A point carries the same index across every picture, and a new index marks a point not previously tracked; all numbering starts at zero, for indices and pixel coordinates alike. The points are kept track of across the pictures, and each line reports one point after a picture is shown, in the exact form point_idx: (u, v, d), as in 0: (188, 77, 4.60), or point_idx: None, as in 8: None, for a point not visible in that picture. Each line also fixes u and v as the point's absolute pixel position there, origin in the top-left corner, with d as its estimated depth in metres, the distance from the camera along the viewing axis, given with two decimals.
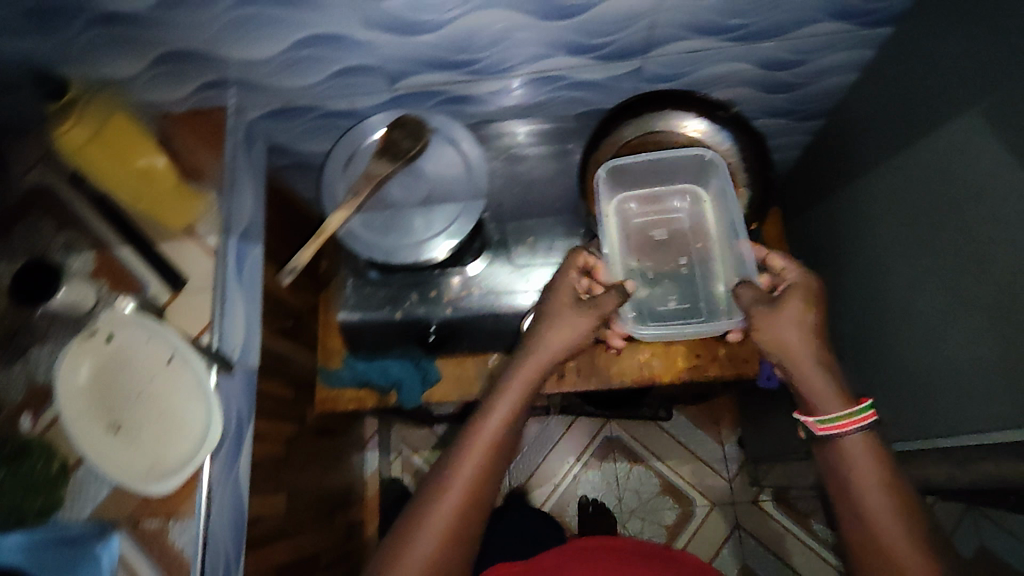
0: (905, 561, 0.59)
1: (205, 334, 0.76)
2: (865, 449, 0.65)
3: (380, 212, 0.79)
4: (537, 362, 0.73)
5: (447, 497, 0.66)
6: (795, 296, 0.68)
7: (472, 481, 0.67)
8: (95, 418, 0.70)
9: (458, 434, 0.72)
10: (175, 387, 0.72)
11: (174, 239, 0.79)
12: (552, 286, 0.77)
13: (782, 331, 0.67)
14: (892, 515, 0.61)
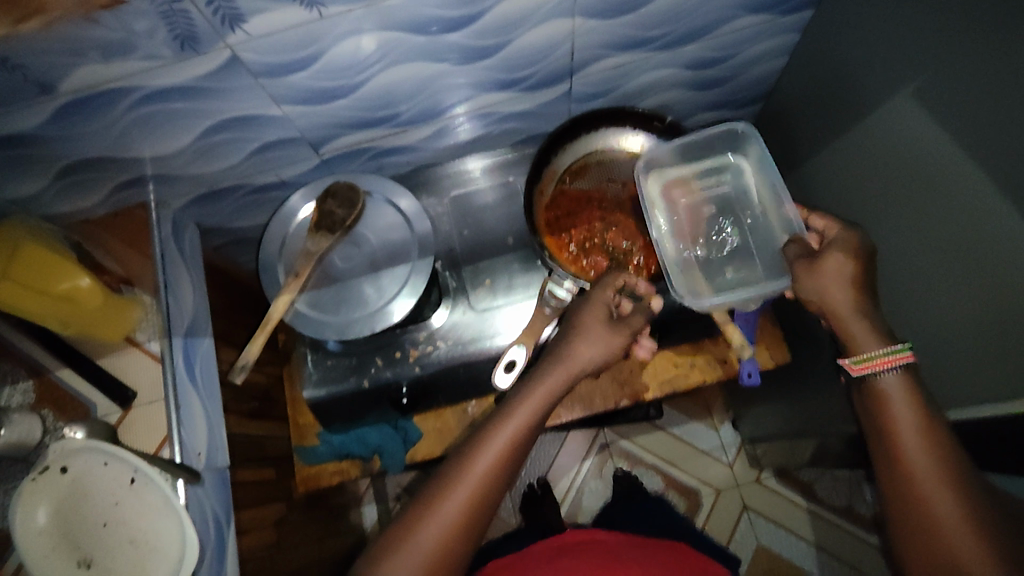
0: (936, 502, 0.55)
1: (165, 448, 0.71)
2: (907, 394, 0.59)
3: (327, 287, 0.77)
4: (562, 380, 0.70)
5: (432, 526, 0.62)
6: (842, 252, 0.64)
7: (462, 511, 0.62)
8: (61, 557, 0.63)
9: (451, 454, 0.67)
10: (142, 509, 0.66)
11: (114, 352, 0.75)
12: (584, 298, 0.76)
13: (830, 286, 0.64)
14: (927, 453, 0.57)
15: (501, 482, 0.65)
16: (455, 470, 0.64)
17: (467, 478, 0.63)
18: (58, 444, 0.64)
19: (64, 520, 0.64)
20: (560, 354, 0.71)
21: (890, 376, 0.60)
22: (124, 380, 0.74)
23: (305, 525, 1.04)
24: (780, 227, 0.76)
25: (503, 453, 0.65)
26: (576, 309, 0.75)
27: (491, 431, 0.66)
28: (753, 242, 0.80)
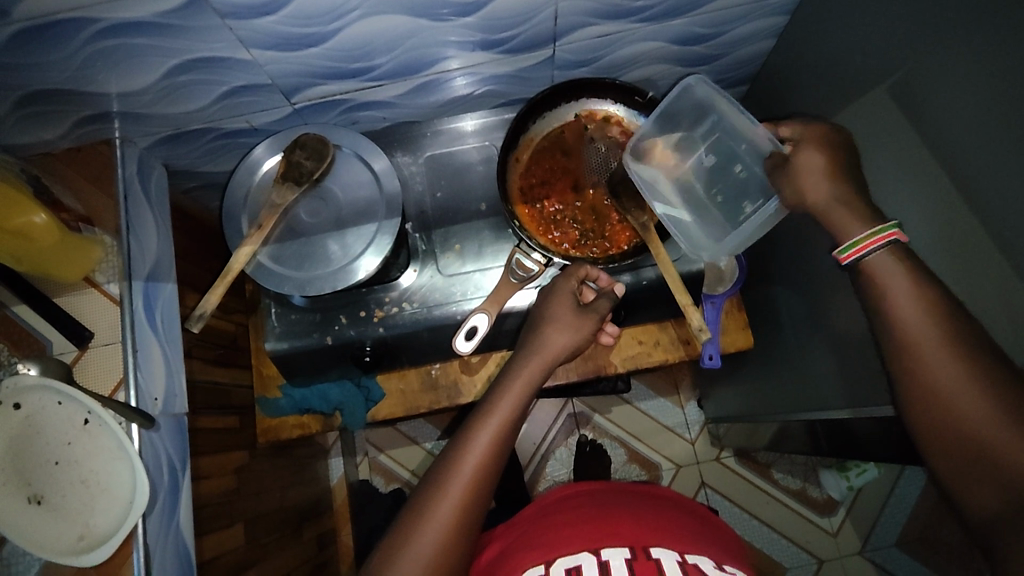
0: (941, 379, 0.51)
1: (120, 390, 0.71)
2: (904, 277, 0.54)
3: (291, 242, 0.76)
4: (542, 363, 0.70)
5: (429, 529, 0.58)
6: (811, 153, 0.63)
7: (456, 512, 0.59)
8: (11, 491, 0.64)
9: (437, 457, 0.64)
10: (94, 449, 0.67)
11: (72, 291, 0.75)
12: (549, 291, 0.77)
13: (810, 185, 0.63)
14: (934, 335, 0.52)
15: (493, 481, 0.62)
16: (446, 465, 0.62)
17: (455, 474, 0.61)
18: (9, 380, 0.64)
19: (15, 454, 0.65)
20: (533, 345, 0.71)
21: (881, 258, 0.56)
22: (82, 318, 0.74)
23: (270, 473, 1.05)
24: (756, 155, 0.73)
25: (494, 446, 0.63)
26: (546, 304, 0.75)
27: (473, 429, 0.64)
28: (754, 170, 0.76)
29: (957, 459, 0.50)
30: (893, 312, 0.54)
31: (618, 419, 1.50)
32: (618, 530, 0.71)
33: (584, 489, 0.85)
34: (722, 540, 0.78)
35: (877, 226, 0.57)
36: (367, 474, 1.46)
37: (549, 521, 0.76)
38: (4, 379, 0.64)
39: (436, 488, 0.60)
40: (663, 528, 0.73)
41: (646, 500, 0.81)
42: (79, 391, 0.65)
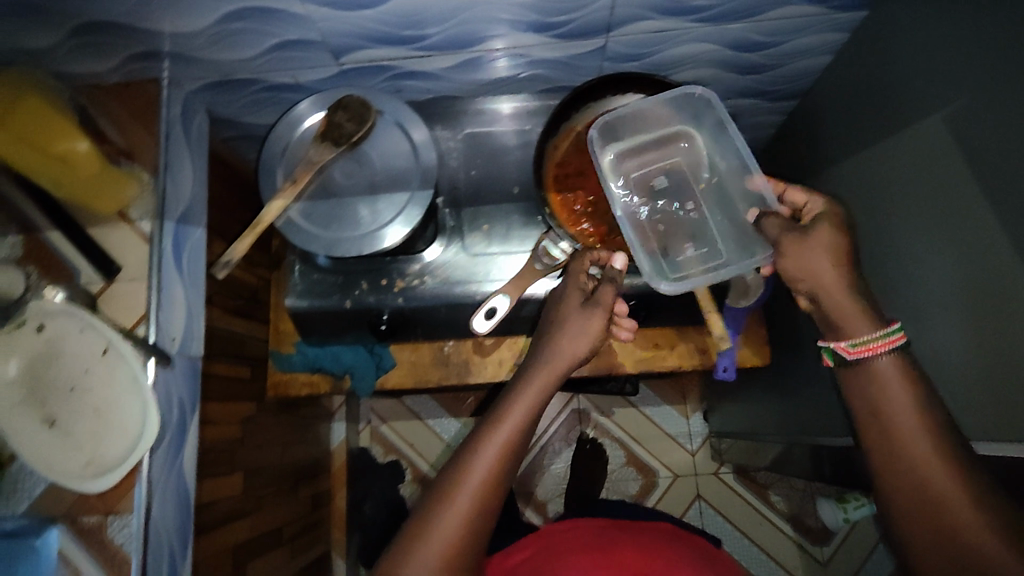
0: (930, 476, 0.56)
1: (139, 325, 0.73)
2: (905, 379, 0.59)
3: (322, 201, 0.76)
4: (551, 373, 0.69)
5: (434, 541, 0.60)
6: (828, 225, 0.62)
7: (460, 524, 0.60)
8: (28, 412, 0.68)
9: (444, 466, 0.65)
10: (109, 380, 0.69)
11: (105, 223, 0.76)
12: (562, 290, 0.75)
13: (819, 259, 0.62)
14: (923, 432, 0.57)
15: (499, 492, 0.63)
16: (453, 476, 0.63)
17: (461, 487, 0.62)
18: (36, 304, 0.69)
19: (36, 378, 0.69)
20: (543, 355, 0.70)
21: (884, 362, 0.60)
22: (112, 252, 0.75)
23: (273, 427, 1.06)
24: (745, 197, 0.75)
25: (500, 459, 0.63)
26: (557, 305, 0.74)
27: (480, 441, 0.64)
28: (709, 215, 0.81)
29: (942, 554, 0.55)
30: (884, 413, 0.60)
31: (621, 421, 1.49)
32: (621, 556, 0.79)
33: (577, 523, 0.91)
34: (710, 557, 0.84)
35: (887, 326, 0.60)
36: (367, 442, 1.46)
37: (552, 554, 0.82)
38: (31, 302, 0.69)
39: (441, 500, 0.61)
40: (658, 552, 0.80)
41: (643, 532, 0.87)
42: (101, 323, 0.69)
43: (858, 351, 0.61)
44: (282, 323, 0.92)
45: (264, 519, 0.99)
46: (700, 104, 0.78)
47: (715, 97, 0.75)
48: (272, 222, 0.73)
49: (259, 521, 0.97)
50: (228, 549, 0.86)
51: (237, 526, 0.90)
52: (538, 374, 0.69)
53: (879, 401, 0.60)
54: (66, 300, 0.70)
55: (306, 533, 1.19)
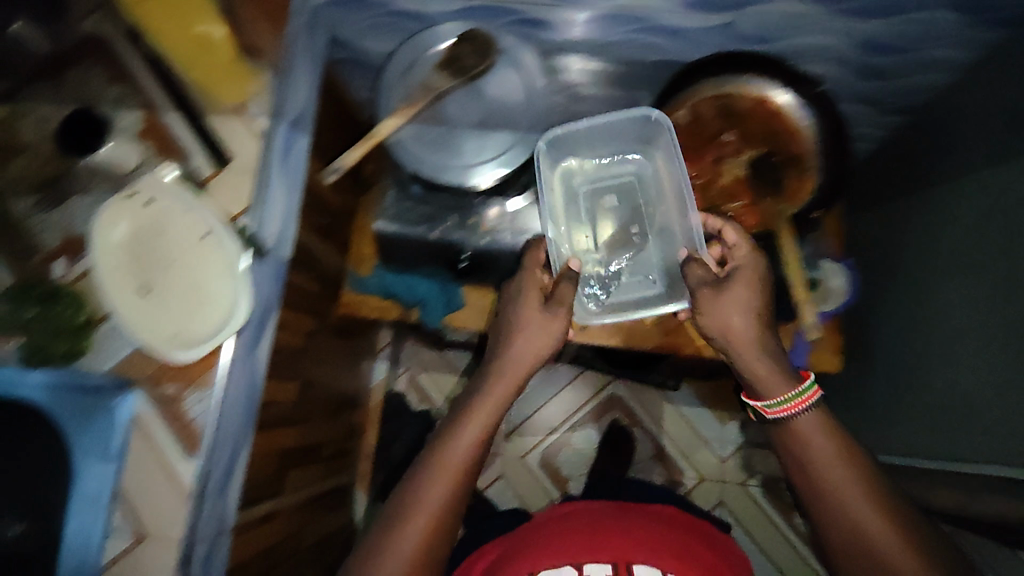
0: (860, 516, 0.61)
1: (243, 216, 0.75)
2: (830, 434, 0.66)
3: (432, 127, 0.77)
4: (515, 374, 0.73)
5: (413, 530, 0.66)
6: (740, 279, 0.71)
7: (433, 512, 0.67)
8: (128, 276, 0.71)
9: (420, 458, 0.71)
10: (206, 261, 0.72)
11: (223, 115, 0.78)
12: (516, 289, 0.78)
13: (731, 313, 0.70)
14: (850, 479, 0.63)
15: (469, 479, 0.69)
16: (425, 469, 0.69)
17: (435, 480, 0.68)
18: (150, 177, 0.73)
19: (141, 250, 0.72)
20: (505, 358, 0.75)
21: (805, 416, 0.67)
22: (225, 143, 0.77)
23: (329, 348, 1.08)
24: (683, 232, 0.81)
25: (468, 451, 0.69)
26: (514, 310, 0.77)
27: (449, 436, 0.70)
28: (651, 243, 0.87)
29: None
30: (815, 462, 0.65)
31: (654, 413, 1.47)
32: (609, 543, 0.80)
33: (583, 506, 0.91)
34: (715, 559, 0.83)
35: (800, 385, 0.67)
36: (404, 389, 1.46)
37: (546, 533, 0.85)
38: (144, 175, 0.73)
39: (416, 491, 0.68)
40: (651, 541, 0.81)
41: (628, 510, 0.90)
42: (205, 205, 0.73)
43: (776, 411, 0.68)
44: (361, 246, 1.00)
45: (307, 433, 1.02)
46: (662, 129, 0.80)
47: (667, 120, 0.79)
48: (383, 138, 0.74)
49: (302, 434, 1.00)
50: (274, 454, 0.88)
51: (286, 432, 0.93)
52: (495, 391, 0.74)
53: (810, 457, 0.66)
54: (176, 179, 0.74)
55: (337, 459, 1.22)
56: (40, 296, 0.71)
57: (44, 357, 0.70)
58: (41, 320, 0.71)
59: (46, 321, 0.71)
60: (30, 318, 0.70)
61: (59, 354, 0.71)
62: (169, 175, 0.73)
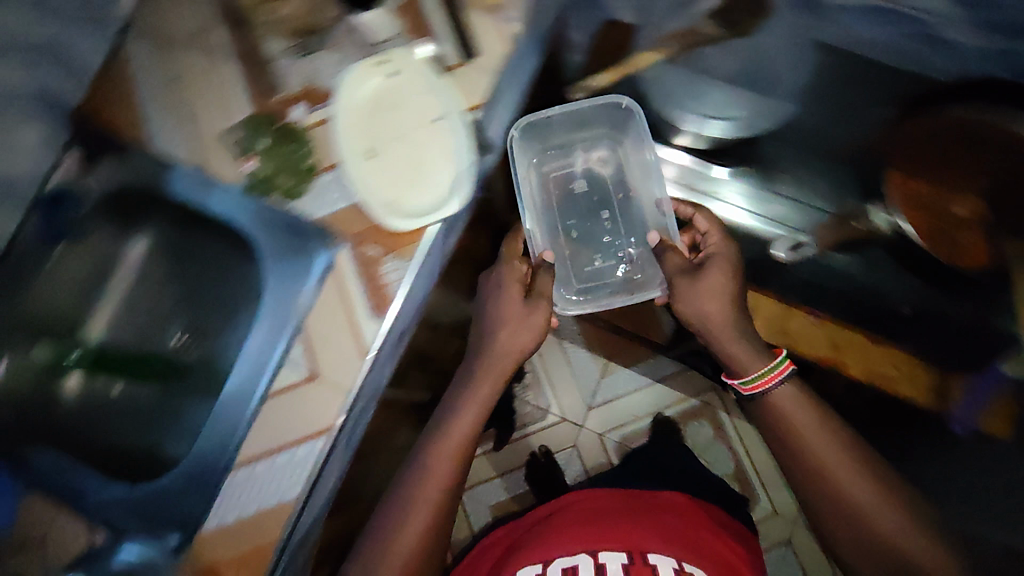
0: (851, 493, 0.67)
1: (476, 110, 0.76)
2: (818, 423, 0.70)
3: (686, 73, 0.85)
4: (499, 368, 0.78)
5: (418, 517, 0.71)
6: (718, 266, 0.76)
7: (437, 497, 0.72)
8: (362, 137, 0.75)
9: (418, 449, 0.76)
10: (433, 143, 0.76)
11: (478, 10, 0.78)
12: (499, 280, 0.82)
13: (708, 301, 0.75)
14: (833, 451, 0.69)
15: (467, 463, 0.75)
16: (423, 463, 0.73)
17: (433, 472, 0.73)
18: (403, 51, 0.77)
19: (377, 116, 0.76)
20: (485, 353, 0.79)
21: (778, 391, 0.72)
22: (476, 38, 0.77)
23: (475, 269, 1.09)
24: (653, 217, 0.94)
25: (463, 443, 0.75)
26: (495, 304, 0.81)
27: (446, 430, 0.76)
28: (618, 226, 0.98)
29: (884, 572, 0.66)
30: (803, 439, 0.70)
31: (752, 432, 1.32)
32: (620, 535, 0.79)
33: (588, 497, 0.92)
34: (721, 551, 0.82)
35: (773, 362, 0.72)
36: None
37: (556, 533, 0.83)
38: (400, 47, 0.77)
39: (413, 480, 0.73)
40: (656, 530, 0.81)
41: (638, 501, 0.89)
42: (446, 90, 0.76)
43: (749, 388, 0.73)
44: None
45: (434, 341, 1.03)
46: (632, 117, 0.89)
47: (638, 110, 0.87)
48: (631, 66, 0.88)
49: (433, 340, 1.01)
50: (417, 350, 0.89)
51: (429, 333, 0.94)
52: (483, 385, 0.78)
53: (801, 442, 0.70)
54: (425, 58, 0.77)
55: None
56: (278, 131, 0.76)
57: (268, 186, 0.76)
58: (274, 153, 0.76)
59: (279, 155, 0.75)
60: (265, 147, 0.76)
61: (281, 189, 0.75)
62: (422, 52, 0.77)
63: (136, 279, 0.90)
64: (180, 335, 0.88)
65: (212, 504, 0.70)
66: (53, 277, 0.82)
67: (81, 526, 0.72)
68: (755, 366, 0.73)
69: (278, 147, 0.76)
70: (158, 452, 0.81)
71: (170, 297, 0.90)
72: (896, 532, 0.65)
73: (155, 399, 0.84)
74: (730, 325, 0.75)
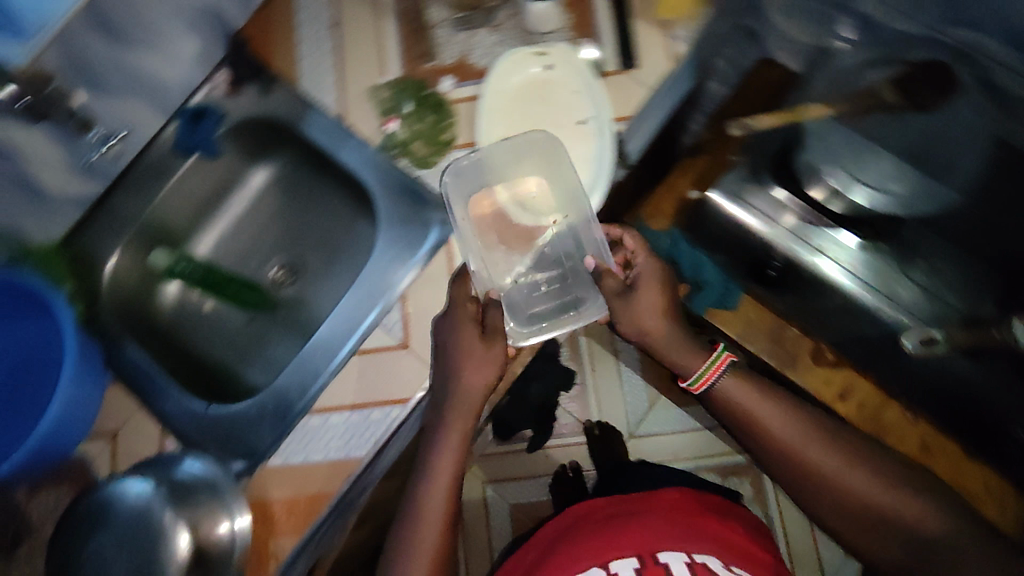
0: (818, 460, 0.64)
1: (623, 122, 0.74)
2: (767, 402, 0.66)
3: (849, 138, 0.70)
4: (467, 407, 0.68)
5: (418, 561, 0.64)
6: (650, 284, 0.68)
7: (436, 535, 0.65)
8: (503, 122, 0.75)
9: (402, 498, 0.69)
10: (572, 145, 0.75)
11: (646, 22, 0.76)
12: (450, 326, 0.68)
13: (643, 318, 0.67)
14: (781, 416, 0.65)
15: (457, 495, 0.68)
16: (411, 507, 0.66)
17: (423, 514, 0.66)
18: (564, 46, 0.75)
19: (523, 106, 0.76)
20: (447, 392, 0.68)
21: (725, 380, 0.67)
22: (638, 49, 0.76)
23: None
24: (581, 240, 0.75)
25: (451, 479, 0.67)
26: (450, 347, 0.67)
27: (425, 473, 0.67)
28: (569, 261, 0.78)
29: (886, 542, 0.63)
30: (755, 421, 0.66)
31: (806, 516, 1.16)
32: (628, 538, 0.69)
33: (597, 503, 0.80)
34: (741, 545, 0.72)
35: (714, 354, 0.68)
36: None
37: (562, 545, 0.74)
38: (563, 42, 0.75)
39: (408, 526, 0.66)
40: (665, 525, 0.71)
41: (652, 497, 0.78)
42: (598, 95, 0.74)
43: (699, 388, 0.67)
44: (678, 178, 0.91)
45: None
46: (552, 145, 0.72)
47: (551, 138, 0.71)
48: (805, 116, 0.71)
49: None
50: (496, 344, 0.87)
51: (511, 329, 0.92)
52: (455, 418, 0.68)
53: (755, 425, 0.66)
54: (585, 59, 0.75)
55: None
56: (422, 99, 0.77)
57: (401, 150, 0.77)
58: (413, 119, 0.76)
59: (418, 123, 0.76)
60: (408, 112, 0.76)
61: (414, 156, 0.76)
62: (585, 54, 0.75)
63: (249, 207, 0.91)
64: (277, 269, 0.91)
65: (281, 441, 0.73)
66: (177, 186, 0.84)
67: (157, 428, 0.75)
68: (695, 363, 0.67)
69: (418, 115, 0.76)
70: (235, 375, 0.85)
71: (275, 231, 0.92)
72: (874, 496, 0.62)
73: (244, 327, 0.89)
74: (673, 337, 0.68)
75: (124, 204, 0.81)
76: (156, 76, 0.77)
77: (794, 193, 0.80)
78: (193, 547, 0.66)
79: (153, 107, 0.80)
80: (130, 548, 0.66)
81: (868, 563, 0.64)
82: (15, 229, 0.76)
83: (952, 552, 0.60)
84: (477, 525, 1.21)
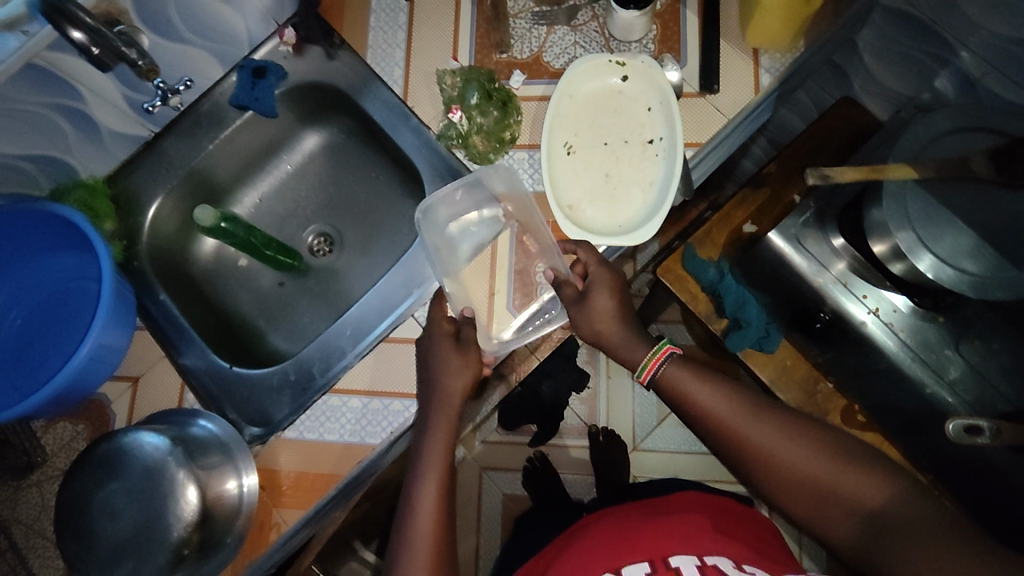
0: (756, 436, 0.57)
1: (692, 148, 0.71)
2: (695, 375, 0.61)
3: (931, 199, 0.69)
4: (450, 411, 0.65)
5: (420, 554, 0.59)
6: (603, 285, 0.66)
7: (435, 526, 0.61)
8: (569, 129, 0.72)
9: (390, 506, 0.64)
10: (635, 163, 0.72)
11: (734, 46, 0.73)
12: (426, 345, 0.68)
13: (599, 322, 0.66)
14: (721, 394, 0.60)
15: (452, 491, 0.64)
16: (404, 499, 0.62)
17: (417, 507, 0.61)
18: (645, 58, 0.71)
19: (592, 115, 0.73)
20: (432, 402, 0.66)
21: (668, 368, 0.62)
22: (721, 74, 0.72)
23: None
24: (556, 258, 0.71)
25: (444, 474, 0.63)
26: (429, 361, 0.67)
27: (413, 471, 0.63)
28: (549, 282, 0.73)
29: (842, 520, 0.53)
30: (691, 404, 0.61)
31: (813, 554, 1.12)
32: (636, 543, 0.62)
33: (608, 514, 0.75)
34: (761, 547, 0.64)
35: (656, 346, 0.64)
36: None
37: (571, 553, 0.67)
38: (645, 54, 0.71)
39: (407, 519, 0.61)
40: (678, 527, 0.64)
41: (668, 507, 0.70)
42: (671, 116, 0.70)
43: (645, 376, 0.63)
44: (737, 210, 0.87)
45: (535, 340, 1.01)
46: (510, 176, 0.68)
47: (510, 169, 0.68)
48: (885, 177, 0.70)
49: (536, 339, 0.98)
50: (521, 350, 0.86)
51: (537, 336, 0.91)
52: (447, 424, 0.65)
53: (692, 407, 0.60)
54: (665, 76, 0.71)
55: None
56: (489, 92, 0.74)
57: (460, 141, 0.75)
58: (476, 112, 0.73)
59: (481, 117, 0.74)
60: (473, 103, 0.73)
61: (472, 150, 0.74)
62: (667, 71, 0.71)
63: (296, 169, 0.90)
64: (314, 236, 0.89)
65: (298, 415, 0.73)
66: (228, 141, 0.83)
67: (177, 379, 0.76)
68: (640, 355, 0.64)
69: (481, 109, 0.74)
70: (259, 337, 0.85)
71: (318, 197, 0.90)
72: (816, 467, 0.54)
73: (275, 290, 0.88)
74: (635, 335, 0.65)
75: (174, 151, 0.81)
76: (224, 28, 0.76)
77: (850, 243, 0.79)
78: (200, 505, 0.66)
79: (215, 58, 0.79)
80: (139, 501, 0.65)
81: (834, 548, 0.54)
82: (64, 162, 0.76)
83: (902, 522, 0.50)
84: (467, 511, 1.20)
